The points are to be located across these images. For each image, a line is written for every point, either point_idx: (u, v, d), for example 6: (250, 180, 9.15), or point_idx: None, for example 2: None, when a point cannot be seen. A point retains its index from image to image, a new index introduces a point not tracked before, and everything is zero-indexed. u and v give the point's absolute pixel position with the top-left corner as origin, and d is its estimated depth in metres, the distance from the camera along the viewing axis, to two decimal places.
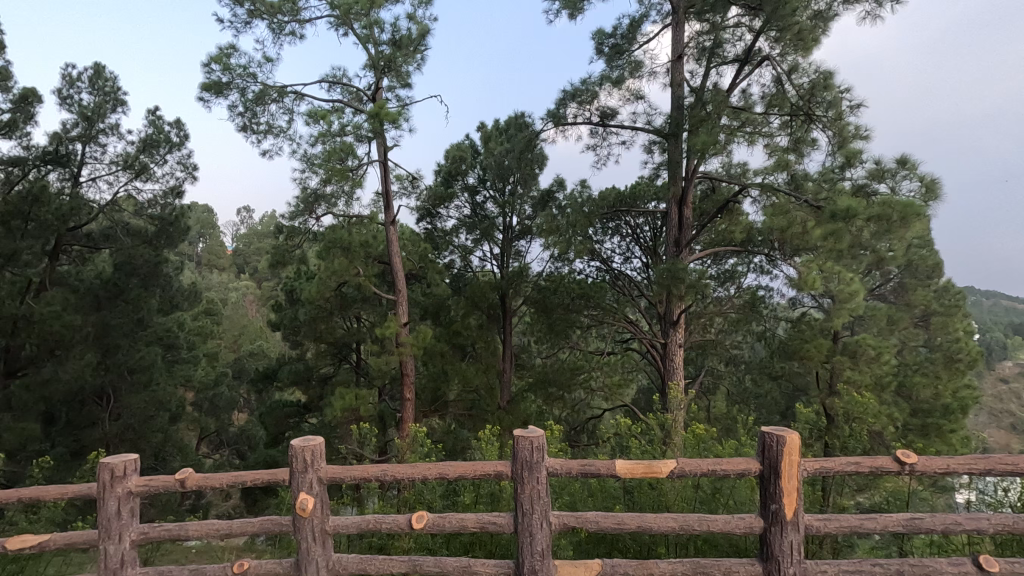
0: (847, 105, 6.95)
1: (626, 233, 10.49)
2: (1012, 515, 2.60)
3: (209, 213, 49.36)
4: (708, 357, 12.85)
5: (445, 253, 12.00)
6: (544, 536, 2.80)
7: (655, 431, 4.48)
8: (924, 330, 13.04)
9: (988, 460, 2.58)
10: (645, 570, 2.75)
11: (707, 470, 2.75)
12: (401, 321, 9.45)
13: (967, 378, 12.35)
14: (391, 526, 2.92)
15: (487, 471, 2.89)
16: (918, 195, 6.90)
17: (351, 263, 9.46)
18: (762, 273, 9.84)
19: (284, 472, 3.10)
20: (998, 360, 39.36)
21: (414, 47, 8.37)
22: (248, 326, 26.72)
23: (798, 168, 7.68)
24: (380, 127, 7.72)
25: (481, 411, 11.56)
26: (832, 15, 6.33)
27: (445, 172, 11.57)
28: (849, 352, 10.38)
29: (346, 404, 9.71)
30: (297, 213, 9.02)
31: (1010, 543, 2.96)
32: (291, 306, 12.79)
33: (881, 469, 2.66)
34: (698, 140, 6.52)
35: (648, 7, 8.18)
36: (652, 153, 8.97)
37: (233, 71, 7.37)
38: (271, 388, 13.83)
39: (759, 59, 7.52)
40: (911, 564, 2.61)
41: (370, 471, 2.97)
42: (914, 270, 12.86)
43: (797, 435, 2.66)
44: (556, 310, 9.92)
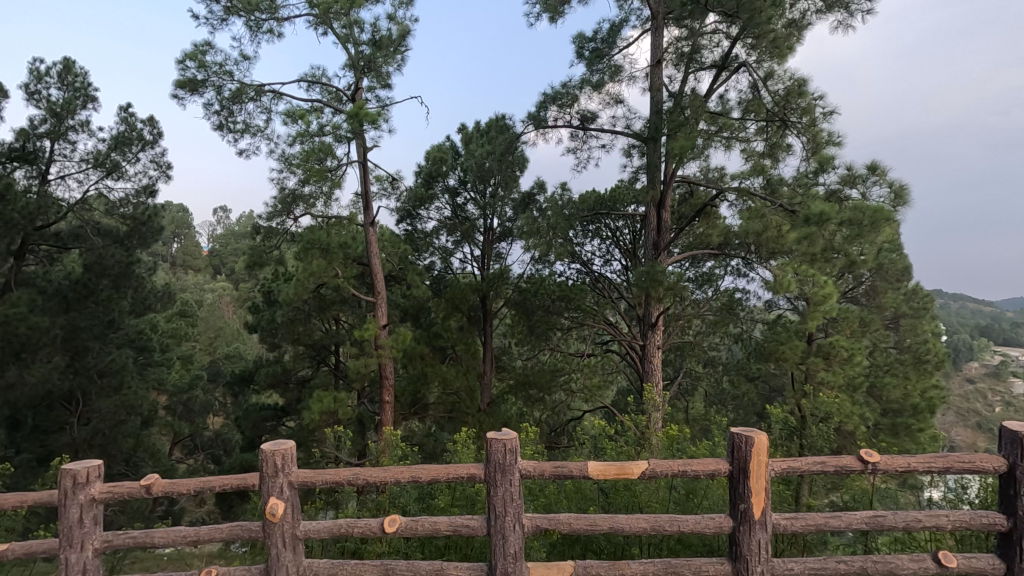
0: (821, 112, 7.13)
1: (606, 235, 10.56)
2: (970, 512, 2.67)
3: (184, 213, 48.46)
4: (687, 358, 12.97)
5: (426, 254, 11.94)
6: (516, 538, 2.80)
7: (631, 432, 4.51)
8: (894, 332, 13.39)
9: (945, 459, 2.66)
10: (616, 570, 2.76)
11: (677, 471, 2.78)
12: (380, 323, 9.39)
13: (934, 379, 12.74)
14: (363, 531, 2.89)
15: (460, 474, 2.89)
16: (888, 200, 7.11)
17: (330, 265, 9.34)
18: (739, 276, 9.97)
19: (254, 476, 3.05)
20: (965, 361, 40.64)
21: (394, 48, 8.34)
22: (224, 327, 26.25)
23: (774, 172, 7.85)
24: (359, 127, 7.66)
25: (461, 414, 11.53)
26: (805, 24, 6.57)
27: (426, 173, 11.51)
28: (822, 354, 10.50)
29: (324, 407, 9.60)
30: (274, 214, 8.90)
31: (969, 539, 3.06)
32: (268, 308, 12.61)
33: (845, 469, 2.71)
34: (677, 145, 6.61)
35: (628, 12, 8.27)
36: (631, 157, 9.06)
37: (208, 68, 7.24)
38: (247, 391, 13.61)
39: (736, 66, 7.65)
40: (874, 562, 2.67)
41: (342, 474, 2.95)
42: (886, 273, 13.04)
43: (765, 436, 2.71)
44: (536, 311, 10.03)
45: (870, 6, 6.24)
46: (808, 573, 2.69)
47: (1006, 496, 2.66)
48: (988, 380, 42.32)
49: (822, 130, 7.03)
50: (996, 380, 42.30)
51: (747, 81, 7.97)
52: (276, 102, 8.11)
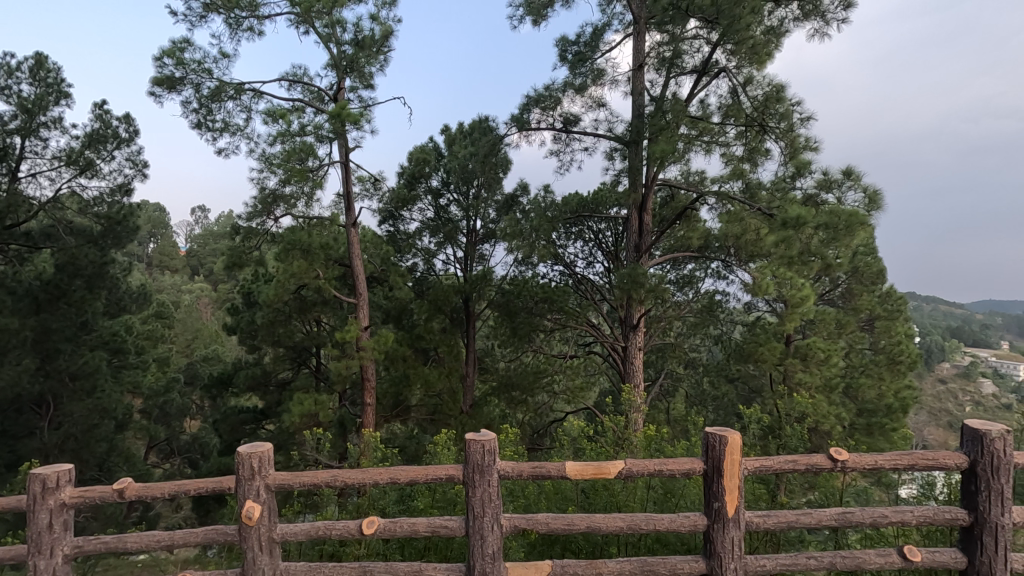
0: (798, 117, 7.29)
1: (589, 238, 10.64)
2: (933, 507, 2.76)
3: (161, 213, 47.60)
4: (668, 359, 13.07)
5: (408, 255, 11.88)
6: (494, 538, 2.82)
7: (610, 432, 4.55)
8: (869, 333, 13.48)
9: (911, 456, 2.74)
10: (594, 569, 2.79)
11: (653, 470, 2.82)
12: (362, 325, 9.33)
13: (906, 379, 13.12)
14: (341, 532, 2.89)
15: (439, 475, 2.89)
16: (862, 205, 7.31)
17: (311, 266, 9.21)
18: (719, 278, 10.09)
19: (231, 479, 3.02)
20: (936, 362, 41.80)
21: (377, 48, 8.30)
22: (202, 329, 25.82)
23: (753, 177, 8.02)
24: (341, 128, 7.61)
25: (443, 416, 11.52)
26: (783, 32, 6.73)
27: (408, 174, 11.47)
28: (800, 355, 10.88)
29: (305, 410, 9.53)
30: (255, 214, 8.82)
31: (934, 534, 3.14)
32: (247, 309, 12.42)
33: (816, 467, 2.77)
34: (658, 149, 6.71)
35: (611, 16, 8.36)
36: (614, 160, 9.14)
37: (187, 66, 7.14)
38: (225, 394, 13.40)
39: (716, 71, 7.78)
40: (843, 557, 2.74)
41: (321, 476, 2.93)
42: (861, 276, 12.99)
43: (739, 435, 2.76)
44: (519, 313, 10.07)
45: (845, 15, 6.39)
46: (779, 569, 2.76)
47: (968, 492, 2.75)
48: (959, 380, 43.50)
49: (799, 135, 7.19)
50: (967, 380, 43.49)
51: (726, 86, 8.10)
52: (256, 101, 8.02)
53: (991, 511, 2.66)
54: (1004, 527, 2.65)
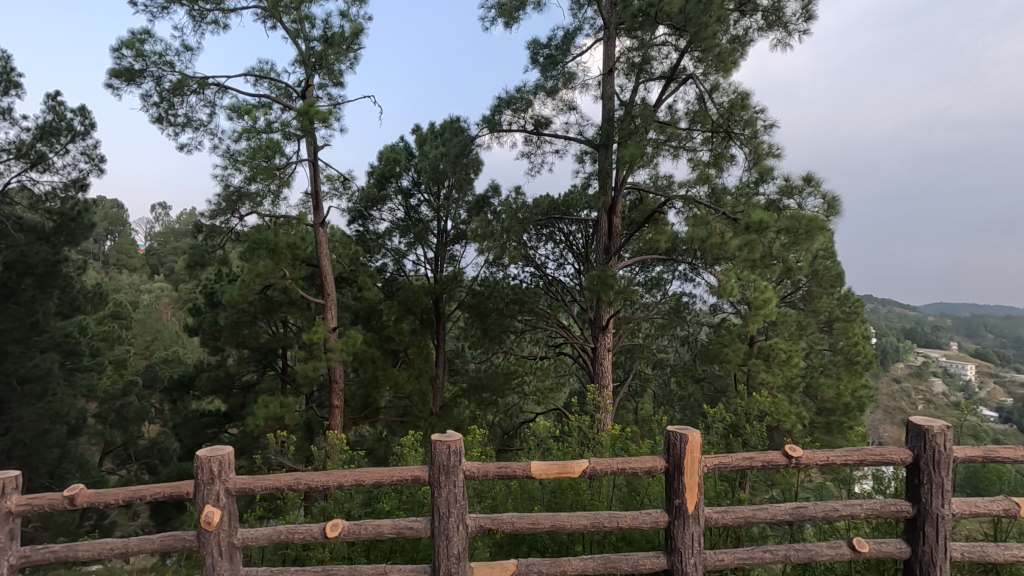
0: (762, 124, 7.51)
1: (560, 240, 10.74)
2: (880, 499, 2.89)
3: (119, 209, 45.82)
4: (636, 360, 13.27)
5: (377, 256, 11.75)
6: (459, 539, 2.82)
7: (576, 432, 4.59)
8: (829, 334, 13.89)
9: (860, 452, 2.87)
10: (558, 568, 2.82)
11: (616, 469, 2.87)
12: (329, 326, 9.19)
13: (863, 379, 13.62)
14: (304, 536, 2.85)
15: (404, 476, 2.88)
16: (822, 210, 7.60)
17: (277, 265, 9.00)
18: (687, 280, 10.28)
19: (190, 484, 2.94)
20: (891, 362, 43.47)
21: (346, 46, 8.21)
22: (162, 330, 25.01)
23: (718, 182, 8.22)
24: (309, 126, 7.48)
25: (413, 418, 11.46)
26: (747, 41, 6.95)
27: (378, 173, 11.37)
28: (763, 355, 11.36)
29: (269, 413, 9.34)
30: (218, 212, 8.60)
31: (883, 526, 3.27)
32: (210, 310, 12.08)
33: (771, 464, 2.88)
34: (628, 153, 6.81)
35: (582, 21, 8.46)
36: (584, 163, 9.24)
37: (147, 58, 6.92)
38: (187, 397, 13.01)
39: (683, 77, 7.96)
40: (796, 550, 2.84)
41: (283, 479, 2.89)
42: (821, 279, 13.36)
43: (698, 433, 2.83)
44: (490, 315, 10.10)
45: (807, 26, 6.63)
46: (736, 563, 2.84)
47: (912, 486, 2.89)
48: (913, 380, 45.32)
49: (763, 142, 7.41)
50: (919, 380, 45.54)
51: (693, 92, 8.29)
52: (220, 96, 7.84)
53: (933, 503, 2.79)
54: (944, 518, 2.79)
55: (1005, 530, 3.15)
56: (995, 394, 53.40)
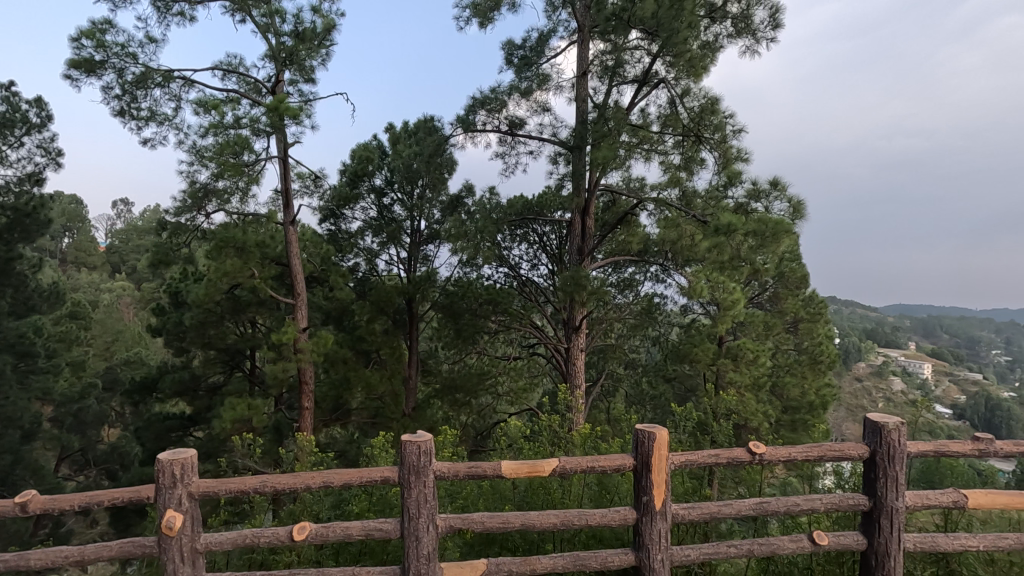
0: (731, 129, 7.69)
1: (534, 240, 10.77)
2: (839, 493, 2.99)
3: (77, 205, 44.11)
4: (608, 360, 13.40)
5: (350, 255, 11.60)
6: (430, 539, 2.81)
7: (547, 432, 4.60)
8: (794, 335, 14.26)
9: (820, 448, 2.97)
10: (527, 566, 2.83)
11: (585, 467, 2.91)
12: (300, 326, 9.02)
13: (826, 377, 14.03)
14: (270, 540, 2.79)
15: (374, 477, 2.85)
16: (787, 214, 7.82)
17: (245, 264, 8.80)
18: (658, 281, 10.42)
19: (150, 488, 2.86)
20: (853, 362, 44.89)
21: (318, 42, 8.07)
22: (124, 330, 24.19)
23: (689, 185, 8.37)
24: (279, 122, 7.33)
25: (385, 419, 11.35)
26: (717, 47, 7.12)
27: (350, 172, 11.22)
28: (731, 355, 11.63)
29: (237, 415, 9.12)
30: (183, 210, 8.37)
31: (842, 519, 3.38)
32: (174, 309, 11.74)
33: (736, 460, 2.95)
34: (601, 155, 6.87)
35: (556, 23, 8.52)
36: (557, 164, 9.30)
37: (108, 49, 6.68)
38: (149, 399, 12.61)
39: (656, 81, 8.08)
40: (759, 544, 2.92)
41: (248, 482, 2.82)
42: (787, 280, 13.70)
43: (666, 431, 2.88)
44: (463, 315, 10.08)
45: (774, 35, 6.82)
46: (703, 558, 2.90)
47: (868, 480, 2.99)
48: (874, 378, 46.86)
49: (732, 146, 7.58)
50: (879, 379, 47.14)
51: (665, 96, 8.42)
52: (186, 90, 7.63)
53: (888, 496, 2.91)
54: (898, 510, 2.90)
55: (955, 521, 3.30)
56: (950, 392, 55.65)
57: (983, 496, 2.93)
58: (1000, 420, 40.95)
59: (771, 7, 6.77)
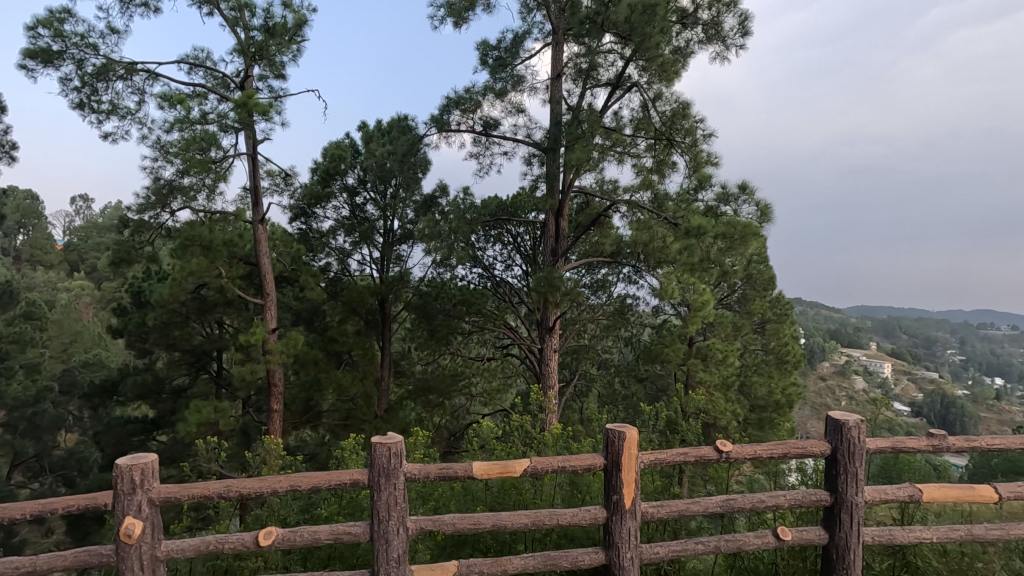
0: (701, 133, 7.83)
1: (508, 241, 10.79)
2: (802, 490, 3.07)
3: (33, 200, 42.32)
4: (581, 361, 13.50)
5: (321, 255, 11.41)
6: (400, 542, 2.79)
7: (520, 433, 4.60)
8: (762, 335, 14.60)
9: (784, 445, 3.05)
10: (498, 567, 2.83)
11: (556, 467, 2.92)
12: (269, 327, 8.83)
13: (792, 377, 14.40)
14: (235, 546, 2.73)
15: (342, 480, 2.81)
16: (755, 217, 8.01)
17: (212, 264, 8.57)
18: (630, 282, 10.54)
19: (108, 495, 2.76)
20: (818, 361, 46.22)
21: (289, 37, 7.91)
22: (83, 331, 23.29)
23: (661, 188, 8.49)
24: (248, 118, 7.16)
25: (357, 421, 11.21)
26: (689, 53, 7.26)
27: (322, 170, 11.04)
28: (700, 355, 11.87)
29: (202, 419, 8.87)
30: (146, 207, 8.10)
31: (805, 515, 3.48)
32: (137, 310, 11.37)
33: (704, 459, 3.01)
34: (575, 157, 6.92)
35: (531, 25, 8.54)
36: (532, 165, 9.33)
37: (66, 39, 6.43)
38: (110, 403, 12.17)
39: (628, 85, 8.17)
40: (726, 540, 2.98)
41: (212, 487, 2.75)
42: (754, 282, 14.01)
43: (636, 430, 2.92)
44: (437, 316, 10.04)
45: (743, 42, 6.97)
46: (671, 555, 2.95)
47: (830, 476, 3.08)
48: (837, 377, 48.32)
49: (702, 150, 7.73)
50: (842, 378, 48.61)
51: (638, 99, 8.52)
52: (151, 83, 7.40)
53: (848, 491, 3.00)
54: (858, 505, 3.00)
55: (911, 515, 3.43)
56: (908, 391, 57.73)
57: (936, 490, 3.04)
58: (954, 417, 42.66)
59: (740, 15, 6.92)
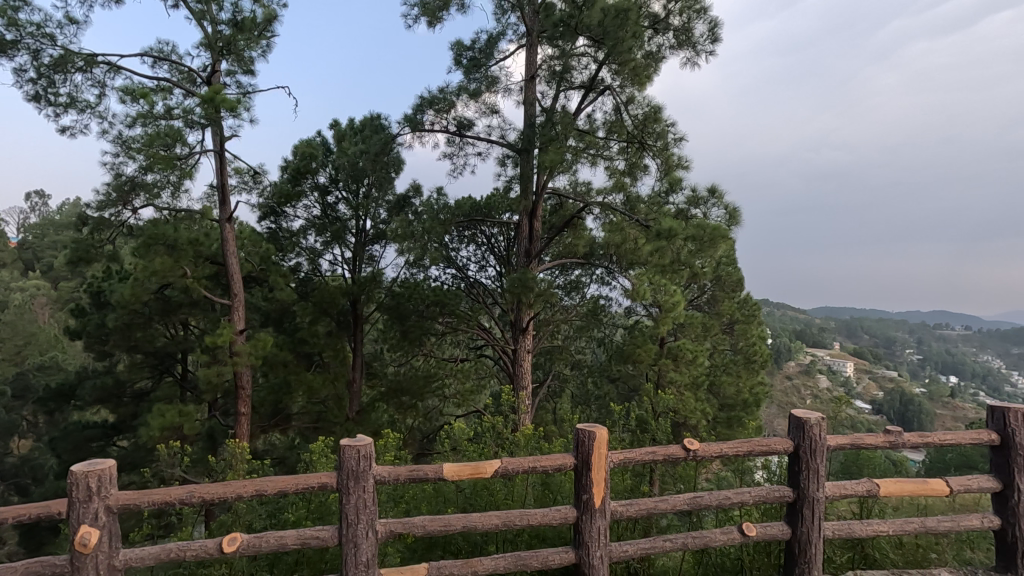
0: (672, 137, 7.97)
1: (482, 242, 10.77)
2: (766, 486, 3.14)
3: None
4: (555, 361, 13.57)
5: (291, 255, 11.20)
6: (369, 546, 2.75)
7: (492, 434, 4.60)
8: (730, 335, 14.90)
9: (749, 443, 3.12)
10: (469, 568, 2.82)
11: (527, 467, 2.93)
12: (236, 328, 8.62)
13: (759, 376, 14.75)
14: (197, 553, 2.66)
15: (310, 483, 2.76)
16: (724, 220, 8.19)
17: (176, 263, 8.32)
18: (604, 283, 10.64)
19: (62, 503, 2.65)
20: (784, 361, 47.48)
21: (258, 32, 7.75)
22: (38, 333, 22.38)
23: (633, 190, 8.59)
24: (215, 113, 6.99)
25: (328, 423, 11.03)
26: (660, 57, 7.37)
27: (293, 169, 10.84)
28: (672, 355, 12.05)
29: (166, 423, 8.62)
30: (107, 204, 7.82)
31: (770, 510, 3.56)
32: (96, 310, 10.97)
33: (672, 457, 3.06)
34: (549, 158, 6.96)
35: (505, 26, 8.56)
36: (506, 166, 9.35)
37: (22, 28, 6.17)
38: (67, 407, 11.71)
39: (602, 88, 8.26)
40: (693, 537, 3.04)
41: (173, 494, 2.67)
42: (723, 284, 14.29)
43: (605, 429, 2.95)
44: (410, 317, 9.96)
45: (712, 48, 7.12)
46: (639, 553, 2.99)
47: (793, 473, 3.17)
48: (802, 377, 49.67)
49: (673, 154, 7.87)
50: (807, 377, 49.99)
51: (611, 102, 8.62)
52: (112, 76, 7.17)
53: (810, 487, 3.09)
54: (818, 500, 3.09)
55: (869, 508, 3.55)
56: (869, 389, 59.77)
57: (892, 484, 3.16)
58: (913, 414, 44.30)
59: (710, 22, 7.08)
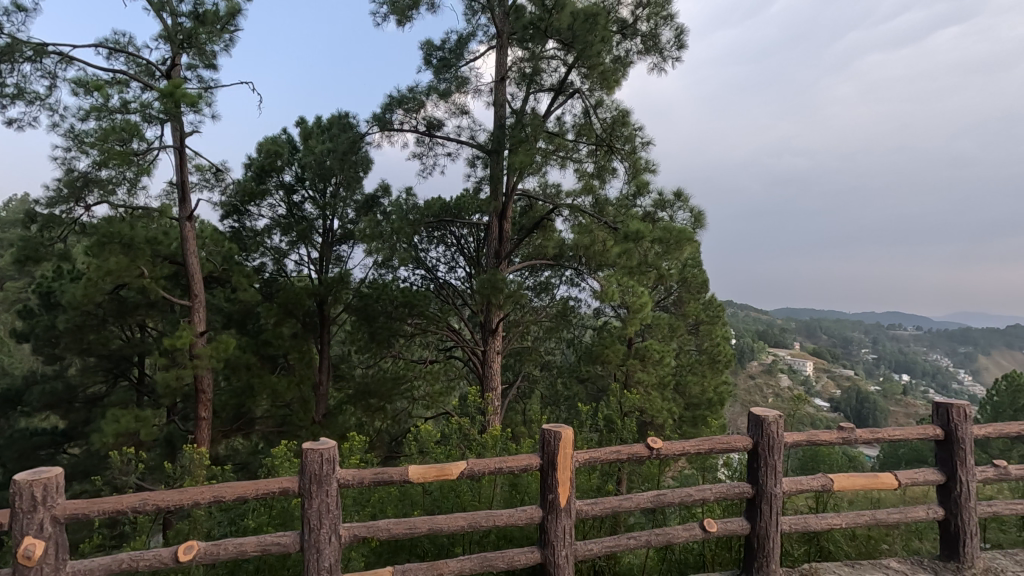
0: (640, 141, 8.09)
1: (451, 242, 10.71)
2: (727, 483, 3.22)
3: None
4: (524, 362, 13.60)
5: (255, 255, 10.93)
6: (332, 551, 2.71)
7: (461, 436, 4.58)
8: (695, 336, 15.21)
9: (710, 441, 3.19)
10: (434, 570, 2.80)
11: (493, 468, 2.92)
12: (197, 330, 8.35)
13: (724, 375, 15.08)
14: (151, 562, 2.56)
15: (270, 489, 2.70)
16: (689, 223, 8.36)
17: (133, 263, 8.02)
18: (573, 285, 10.73)
19: (4, 514, 2.52)
20: (747, 361, 48.70)
21: (220, 26, 7.53)
22: None
23: (601, 193, 8.69)
24: (175, 109, 6.76)
25: (293, 427, 10.80)
26: (628, 62, 7.48)
27: (257, 167, 10.59)
28: (639, 356, 12.22)
29: (121, 428, 8.29)
30: (58, 200, 7.48)
31: (731, 507, 3.66)
32: (45, 312, 10.47)
33: (635, 456, 3.11)
34: (519, 160, 6.98)
35: (475, 27, 8.55)
36: (475, 168, 9.33)
37: None
38: (12, 414, 11.13)
39: (571, 91, 8.33)
40: (657, 535, 3.09)
41: (125, 501, 2.57)
42: (689, 285, 14.55)
43: (571, 430, 2.98)
44: (378, 318, 9.84)
45: (679, 54, 7.27)
46: (604, 551, 3.02)
47: (752, 469, 3.26)
48: (764, 376, 51.08)
49: (640, 157, 8.00)
50: (769, 376, 51.41)
51: (580, 105, 8.69)
52: (64, 67, 6.86)
53: (768, 483, 3.18)
54: (776, 496, 3.18)
55: (825, 503, 3.68)
56: (827, 387, 61.88)
57: (845, 479, 3.27)
58: (868, 411, 46.03)
59: (676, 29, 7.22)
